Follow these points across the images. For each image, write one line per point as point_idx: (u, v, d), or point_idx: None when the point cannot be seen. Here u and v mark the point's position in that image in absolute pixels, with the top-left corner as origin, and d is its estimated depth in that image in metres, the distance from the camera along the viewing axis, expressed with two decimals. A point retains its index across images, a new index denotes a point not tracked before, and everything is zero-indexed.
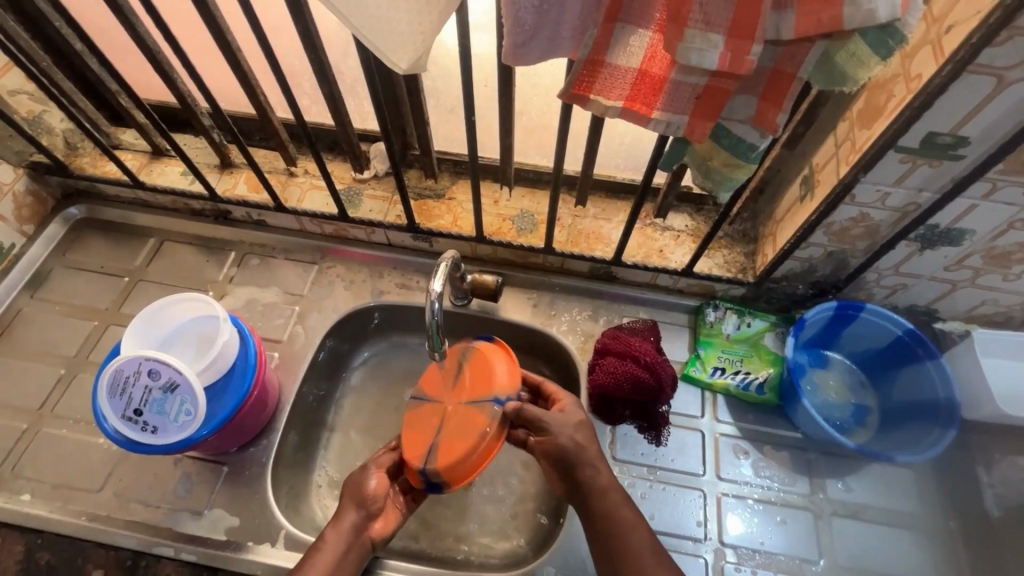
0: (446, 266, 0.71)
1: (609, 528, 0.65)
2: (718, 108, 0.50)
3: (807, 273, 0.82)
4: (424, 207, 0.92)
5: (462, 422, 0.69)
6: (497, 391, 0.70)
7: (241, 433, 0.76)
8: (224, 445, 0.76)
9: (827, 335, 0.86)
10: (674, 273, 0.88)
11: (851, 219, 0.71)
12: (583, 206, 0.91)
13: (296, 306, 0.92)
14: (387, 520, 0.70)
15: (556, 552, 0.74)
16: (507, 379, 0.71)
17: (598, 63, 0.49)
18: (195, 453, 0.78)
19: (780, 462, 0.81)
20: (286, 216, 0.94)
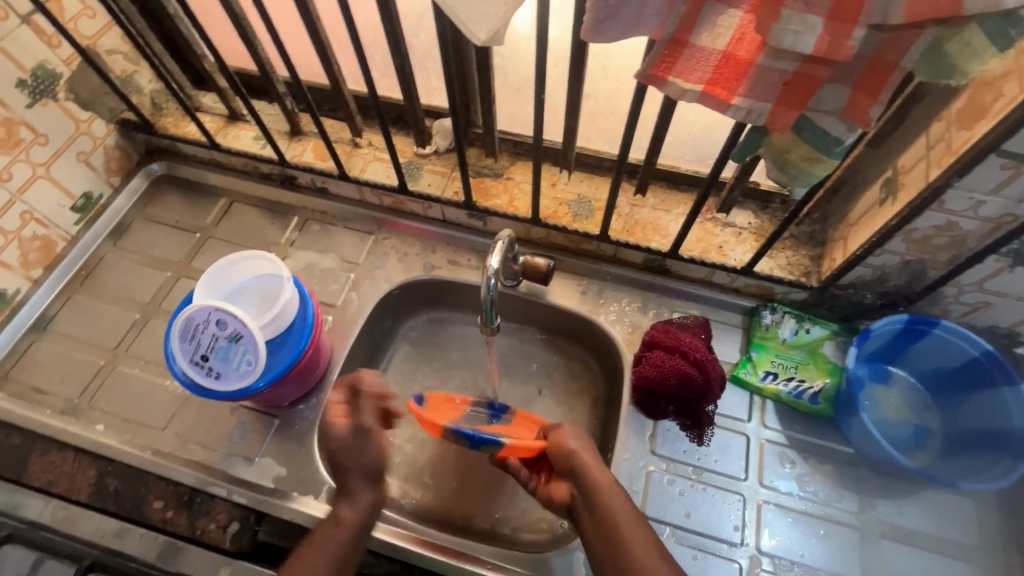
0: (502, 243, 0.72)
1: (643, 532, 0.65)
2: (805, 96, 0.48)
3: (878, 282, 0.78)
4: (482, 184, 0.93)
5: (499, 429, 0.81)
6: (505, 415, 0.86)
7: (295, 389, 0.80)
8: (278, 398, 0.80)
9: (893, 349, 0.81)
10: (732, 271, 0.85)
11: (935, 228, 0.66)
12: (642, 195, 0.90)
13: (351, 274, 0.95)
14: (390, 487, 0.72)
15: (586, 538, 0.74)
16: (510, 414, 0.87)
17: (682, 44, 0.48)
18: (251, 403, 0.83)
19: (826, 476, 0.78)
20: (348, 185, 0.97)
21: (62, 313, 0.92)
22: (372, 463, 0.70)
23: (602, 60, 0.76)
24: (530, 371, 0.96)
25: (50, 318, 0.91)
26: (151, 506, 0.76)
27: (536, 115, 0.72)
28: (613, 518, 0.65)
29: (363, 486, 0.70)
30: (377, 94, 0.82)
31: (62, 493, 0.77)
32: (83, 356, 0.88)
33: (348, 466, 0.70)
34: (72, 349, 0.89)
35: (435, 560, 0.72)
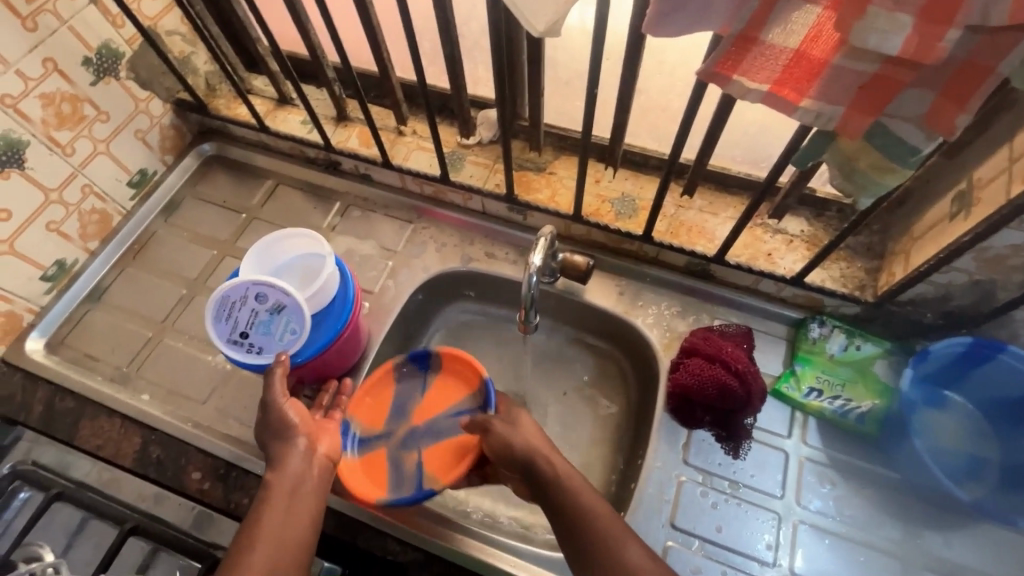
0: (546, 241, 0.73)
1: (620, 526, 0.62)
2: (884, 101, 0.45)
3: (941, 301, 0.73)
4: (524, 178, 0.91)
5: (450, 456, 0.82)
6: (442, 411, 0.86)
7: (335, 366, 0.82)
8: (324, 372, 0.82)
9: (951, 373, 0.76)
10: (780, 280, 0.82)
11: (1013, 248, 0.61)
12: (689, 197, 0.87)
13: (389, 261, 0.95)
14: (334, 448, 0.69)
15: None
16: (440, 401, 0.87)
17: (750, 41, 0.45)
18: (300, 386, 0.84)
19: (868, 500, 0.75)
20: (390, 173, 0.97)
21: (115, 284, 0.96)
22: (282, 421, 0.68)
23: (658, 55, 0.73)
24: (562, 370, 0.95)
25: (104, 288, 0.95)
26: (190, 476, 0.78)
27: (586, 109, 0.70)
28: (577, 507, 0.64)
29: (285, 445, 0.66)
30: (426, 83, 0.81)
31: (109, 457, 0.80)
32: (132, 327, 0.92)
33: (269, 429, 0.68)
34: (123, 320, 0.93)
35: (439, 544, 0.72)
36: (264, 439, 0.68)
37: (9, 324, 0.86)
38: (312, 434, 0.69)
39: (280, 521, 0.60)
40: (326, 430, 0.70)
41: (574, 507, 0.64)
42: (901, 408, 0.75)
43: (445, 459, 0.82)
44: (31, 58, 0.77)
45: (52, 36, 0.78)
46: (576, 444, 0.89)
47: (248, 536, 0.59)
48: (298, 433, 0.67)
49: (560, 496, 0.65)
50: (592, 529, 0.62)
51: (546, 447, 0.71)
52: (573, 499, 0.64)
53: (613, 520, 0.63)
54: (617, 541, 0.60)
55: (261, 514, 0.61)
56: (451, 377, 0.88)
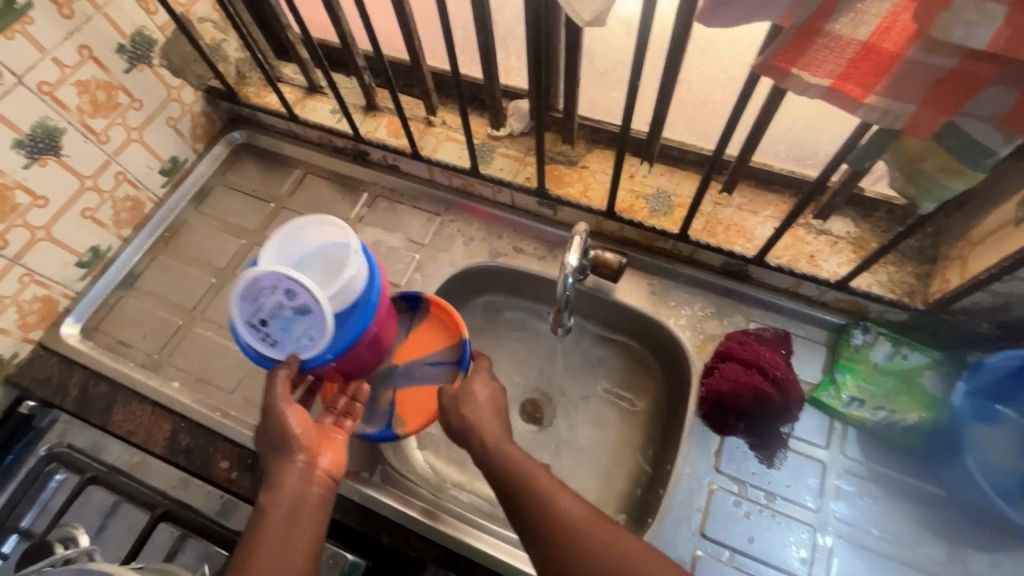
0: (581, 239, 0.71)
1: (553, 483, 0.62)
2: (961, 98, 0.41)
3: (999, 311, 0.69)
4: (555, 172, 0.89)
5: (420, 397, 0.83)
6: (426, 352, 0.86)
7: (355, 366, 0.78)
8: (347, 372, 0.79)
9: (1007, 388, 0.71)
10: (823, 284, 0.78)
11: None
12: (727, 194, 0.83)
13: (416, 254, 0.94)
14: (337, 460, 0.68)
15: None
16: (425, 344, 0.86)
17: (815, 32, 0.42)
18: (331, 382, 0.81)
19: (910, 516, 0.71)
20: (418, 164, 0.96)
21: (148, 270, 0.97)
22: (283, 432, 0.66)
23: (704, 45, 0.69)
24: (589, 369, 0.93)
25: (137, 274, 0.96)
26: (218, 465, 0.79)
27: (627, 102, 0.67)
28: (516, 472, 0.64)
29: (285, 459, 0.65)
30: (458, 73, 0.79)
31: (141, 443, 0.81)
32: (163, 314, 0.93)
33: (270, 438, 0.67)
34: (154, 307, 0.94)
35: (459, 542, 0.71)
36: (265, 455, 0.67)
37: (46, 309, 0.88)
38: (314, 448, 0.67)
39: (276, 542, 0.59)
40: (330, 443, 0.69)
41: (506, 469, 0.64)
42: (953, 420, 0.70)
43: (413, 400, 0.82)
44: (67, 44, 0.77)
45: (87, 23, 0.78)
46: (602, 446, 0.87)
47: (256, 538, 0.59)
48: (298, 448, 0.66)
49: (499, 462, 0.65)
50: (526, 487, 0.62)
51: (519, 451, 0.67)
52: (528, 481, 0.62)
53: (547, 476, 0.63)
54: (550, 494, 0.61)
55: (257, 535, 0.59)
56: (436, 324, 0.86)
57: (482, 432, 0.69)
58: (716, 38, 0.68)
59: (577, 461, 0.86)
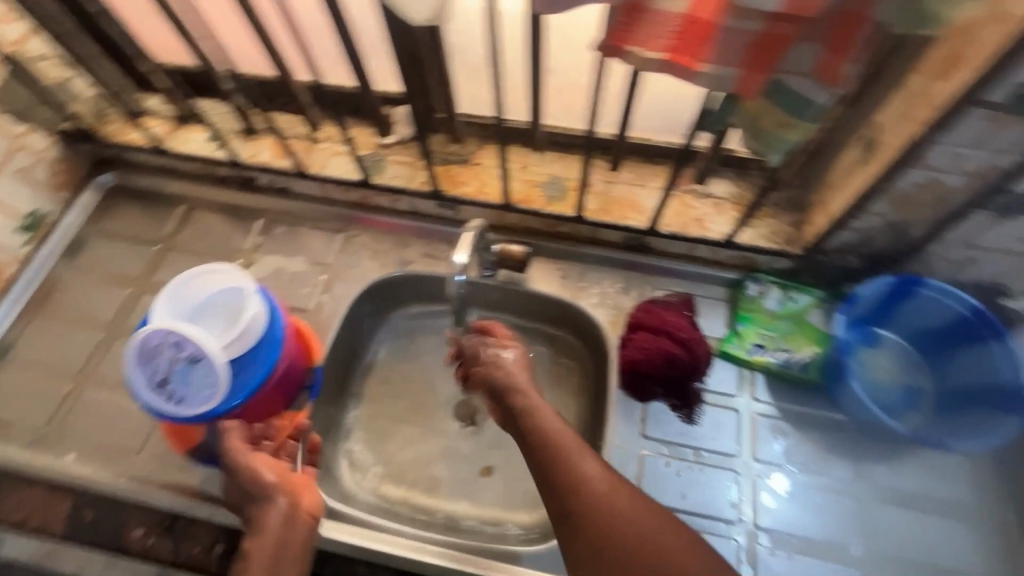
0: (471, 235, 0.70)
1: (573, 444, 0.62)
2: (773, 57, 0.45)
3: (863, 245, 0.76)
4: (450, 172, 0.89)
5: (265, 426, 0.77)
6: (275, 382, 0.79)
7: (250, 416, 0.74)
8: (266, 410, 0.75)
9: (882, 311, 0.79)
10: (713, 244, 0.83)
11: (919, 186, 0.64)
12: (616, 171, 0.87)
13: (323, 276, 0.91)
14: (314, 495, 0.65)
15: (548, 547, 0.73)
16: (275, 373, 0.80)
17: (640, 9, 0.45)
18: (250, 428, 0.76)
19: (818, 445, 0.77)
20: (310, 183, 0.93)
21: (22, 338, 0.88)
22: (256, 481, 0.63)
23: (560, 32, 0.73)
24: None
25: (8, 346, 0.87)
26: (132, 533, 0.73)
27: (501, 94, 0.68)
28: (542, 436, 0.63)
29: (264, 505, 0.62)
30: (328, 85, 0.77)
31: (39, 528, 0.74)
32: (46, 384, 0.84)
33: (243, 488, 0.64)
34: (34, 378, 0.85)
35: (410, 561, 0.71)
36: (243, 507, 0.64)
37: None
38: (291, 488, 0.64)
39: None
40: (306, 485, 0.65)
41: (533, 429, 0.65)
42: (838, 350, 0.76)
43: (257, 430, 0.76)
44: None
45: None
46: None
47: None
48: (275, 493, 0.62)
49: (527, 424, 0.66)
50: (551, 449, 0.62)
51: (559, 423, 0.65)
52: (564, 451, 0.61)
53: (572, 437, 0.63)
54: (574, 456, 0.61)
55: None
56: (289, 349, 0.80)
57: (518, 390, 0.70)
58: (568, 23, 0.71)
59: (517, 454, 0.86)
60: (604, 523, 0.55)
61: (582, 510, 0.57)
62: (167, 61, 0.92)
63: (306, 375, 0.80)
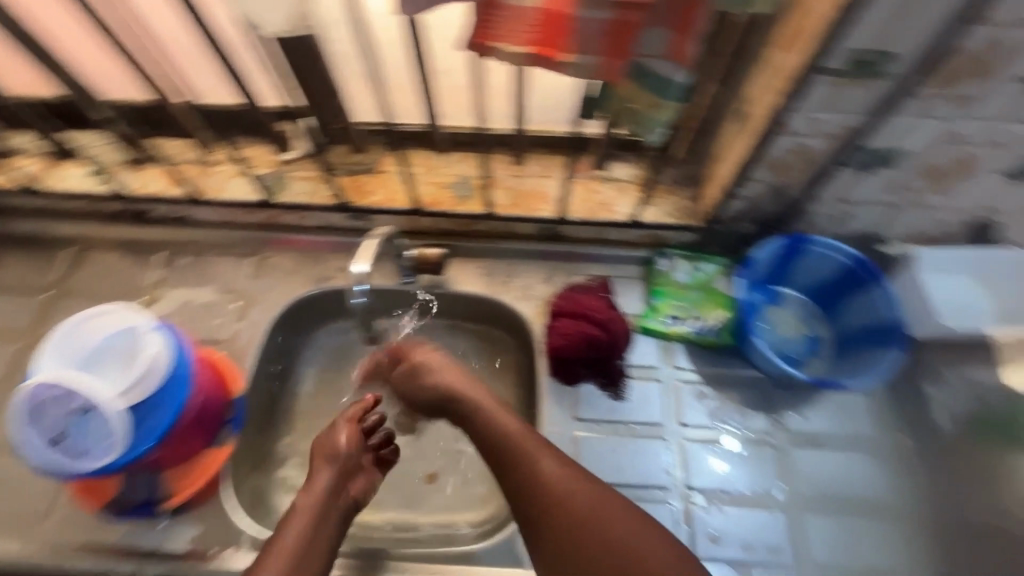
0: (370, 242, 0.70)
1: (528, 444, 0.63)
2: (627, 44, 0.47)
3: (753, 211, 0.81)
4: (356, 183, 0.88)
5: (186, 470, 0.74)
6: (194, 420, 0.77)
7: (168, 457, 0.71)
8: (185, 451, 0.72)
9: (780, 271, 0.85)
10: (621, 226, 0.87)
11: (789, 151, 0.69)
12: (522, 165, 0.88)
13: (235, 303, 0.87)
14: (362, 483, 0.71)
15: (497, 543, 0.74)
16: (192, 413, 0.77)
17: (497, 5, 0.46)
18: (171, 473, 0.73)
19: (739, 403, 0.81)
20: (210, 209, 0.89)
21: None
22: (334, 446, 0.69)
23: (442, 33, 0.74)
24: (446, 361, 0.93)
25: None
26: None
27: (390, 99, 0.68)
28: (498, 439, 0.64)
29: (322, 468, 0.68)
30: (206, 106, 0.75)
31: None
32: None
33: (320, 449, 0.70)
34: None
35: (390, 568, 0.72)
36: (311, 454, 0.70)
37: None
38: (348, 471, 0.69)
39: (297, 545, 0.61)
40: (359, 474, 0.71)
41: (489, 433, 0.65)
42: (743, 312, 0.81)
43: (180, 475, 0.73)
44: None
45: None
46: None
47: (279, 532, 0.62)
48: (337, 464, 0.68)
49: (483, 430, 0.66)
50: (511, 454, 0.62)
51: (513, 422, 0.66)
52: (521, 452, 0.62)
53: (530, 437, 0.64)
54: (533, 457, 0.61)
55: (277, 538, 0.61)
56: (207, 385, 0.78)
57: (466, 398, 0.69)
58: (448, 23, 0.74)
59: (459, 455, 0.86)
60: (571, 524, 0.57)
61: (551, 513, 0.58)
62: (16, 93, 0.83)
63: (227, 409, 0.78)
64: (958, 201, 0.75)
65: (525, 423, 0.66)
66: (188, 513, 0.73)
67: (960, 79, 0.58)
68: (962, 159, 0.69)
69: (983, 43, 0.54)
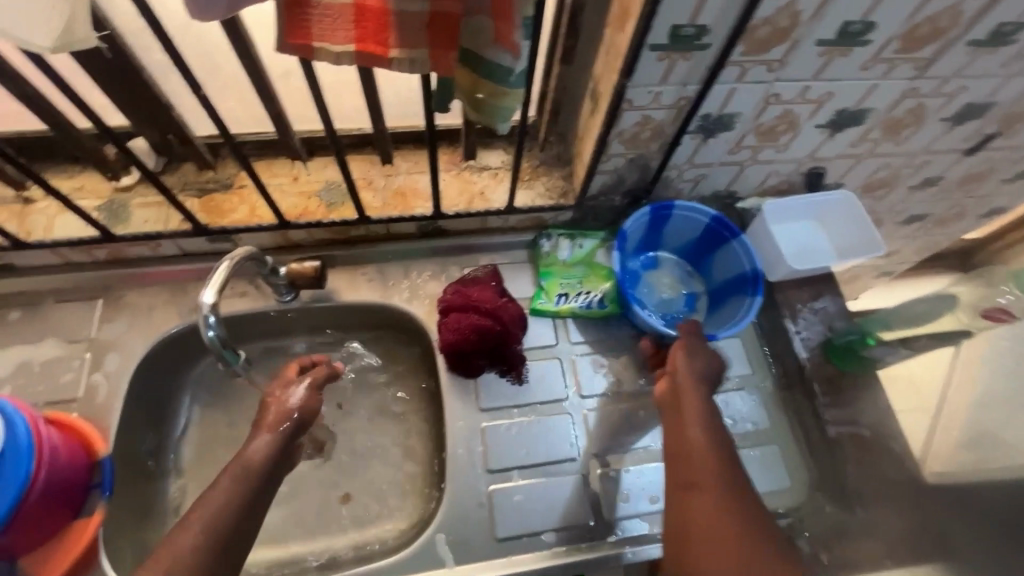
0: (227, 267, 0.64)
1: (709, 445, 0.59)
2: (455, 35, 0.47)
3: (619, 184, 0.85)
4: (211, 202, 0.81)
5: (51, 550, 0.65)
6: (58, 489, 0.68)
7: (22, 544, 0.63)
8: (47, 531, 0.64)
9: (653, 237, 0.90)
10: (500, 213, 0.87)
11: (637, 124, 0.73)
12: (392, 163, 0.86)
13: (85, 354, 0.77)
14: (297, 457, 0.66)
15: (418, 549, 0.73)
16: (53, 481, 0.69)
17: (307, 6, 0.45)
18: (36, 556, 0.65)
19: (630, 368, 0.85)
20: (37, 253, 0.77)
21: None
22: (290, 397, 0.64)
23: (262, 32, 0.74)
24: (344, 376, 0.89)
25: None
26: None
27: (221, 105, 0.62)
28: (689, 426, 0.61)
29: (283, 417, 0.62)
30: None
31: None
32: None
33: (281, 399, 0.64)
34: None
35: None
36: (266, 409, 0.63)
37: None
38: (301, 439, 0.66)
39: (227, 506, 0.53)
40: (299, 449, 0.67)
41: (688, 416, 0.62)
42: (623, 281, 0.84)
43: (45, 558, 0.65)
44: None
45: None
46: (389, 443, 0.85)
47: (209, 492, 0.54)
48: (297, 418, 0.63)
49: (686, 410, 0.62)
50: (695, 450, 0.59)
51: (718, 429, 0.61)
52: (706, 451, 0.58)
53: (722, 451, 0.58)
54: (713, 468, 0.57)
55: (216, 484, 0.54)
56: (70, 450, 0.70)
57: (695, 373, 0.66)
58: (264, 21, 0.73)
59: (372, 468, 0.83)
60: (702, 526, 0.53)
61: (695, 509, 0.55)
62: None
63: (96, 474, 0.69)
64: (790, 154, 0.84)
65: (725, 442, 0.60)
66: None
67: (766, 46, 0.63)
68: (784, 116, 0.76)
69: (778, 12, 0.59)
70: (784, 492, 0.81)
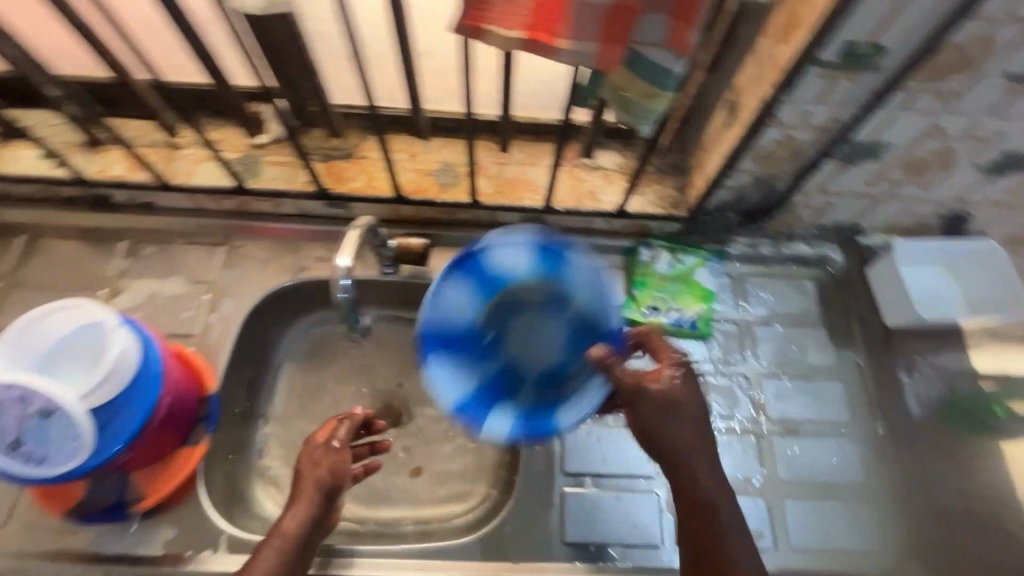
0: (355, 233, 0.67)
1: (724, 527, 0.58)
2: (626, 29, 0.46)
3: (737, 201, 0.82)
4: (334, 168, 0.85)
5: (160, 470, 0.71)
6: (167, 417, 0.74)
7: (138, 461, 0.68)
8: (159, 452, 0.70)
9: (455, 342, 0.74)
10: (607, 215, 0.85)
11: (776, 142, 0.69)
12: (507, 152, 0.86)
13: (205, 295, 0.83)
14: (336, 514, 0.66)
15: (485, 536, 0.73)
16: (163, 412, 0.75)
17: None
18: (144, 474, 0.70)
19: (721, 395, 0.81)
20: (176, 195, 0.84)
21: None
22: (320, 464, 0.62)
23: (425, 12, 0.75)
24: None
25: None
26: None
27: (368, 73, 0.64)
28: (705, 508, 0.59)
29: (313, 481, 0.62)
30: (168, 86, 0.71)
31: None
32: None
33: (312, 461, 0.63)
34: None
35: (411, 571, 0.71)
36: (302, 471, 0.63)
37: None
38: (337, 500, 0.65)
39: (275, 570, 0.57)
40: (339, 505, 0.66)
41: (705, 502, 0.59)
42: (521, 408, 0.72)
43: (152, 477, 0.70)
44: None
45: None
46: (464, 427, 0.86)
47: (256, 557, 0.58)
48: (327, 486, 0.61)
49: (698, 493, 0.59)
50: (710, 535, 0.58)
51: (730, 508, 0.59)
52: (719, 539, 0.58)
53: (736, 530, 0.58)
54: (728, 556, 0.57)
55: (264, 548, 0.58)
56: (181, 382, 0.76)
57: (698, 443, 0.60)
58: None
59: (445, 447, 0.85)
60: None
61: None
62: None
63: (203, 407, 0.75)
64: (936, 194, 0.77)
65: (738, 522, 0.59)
66: (160, 515, 0.70)
67: (944, 75, 0.58)
68: (941, 153, 0.70)
69: (969, 38, 0.54)
70: (874, 554, 0.75)
